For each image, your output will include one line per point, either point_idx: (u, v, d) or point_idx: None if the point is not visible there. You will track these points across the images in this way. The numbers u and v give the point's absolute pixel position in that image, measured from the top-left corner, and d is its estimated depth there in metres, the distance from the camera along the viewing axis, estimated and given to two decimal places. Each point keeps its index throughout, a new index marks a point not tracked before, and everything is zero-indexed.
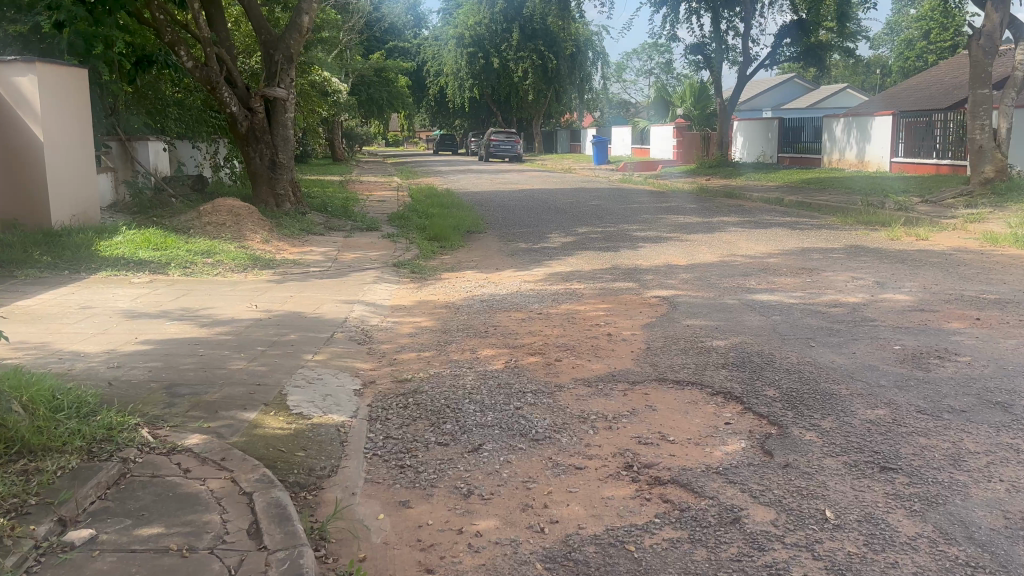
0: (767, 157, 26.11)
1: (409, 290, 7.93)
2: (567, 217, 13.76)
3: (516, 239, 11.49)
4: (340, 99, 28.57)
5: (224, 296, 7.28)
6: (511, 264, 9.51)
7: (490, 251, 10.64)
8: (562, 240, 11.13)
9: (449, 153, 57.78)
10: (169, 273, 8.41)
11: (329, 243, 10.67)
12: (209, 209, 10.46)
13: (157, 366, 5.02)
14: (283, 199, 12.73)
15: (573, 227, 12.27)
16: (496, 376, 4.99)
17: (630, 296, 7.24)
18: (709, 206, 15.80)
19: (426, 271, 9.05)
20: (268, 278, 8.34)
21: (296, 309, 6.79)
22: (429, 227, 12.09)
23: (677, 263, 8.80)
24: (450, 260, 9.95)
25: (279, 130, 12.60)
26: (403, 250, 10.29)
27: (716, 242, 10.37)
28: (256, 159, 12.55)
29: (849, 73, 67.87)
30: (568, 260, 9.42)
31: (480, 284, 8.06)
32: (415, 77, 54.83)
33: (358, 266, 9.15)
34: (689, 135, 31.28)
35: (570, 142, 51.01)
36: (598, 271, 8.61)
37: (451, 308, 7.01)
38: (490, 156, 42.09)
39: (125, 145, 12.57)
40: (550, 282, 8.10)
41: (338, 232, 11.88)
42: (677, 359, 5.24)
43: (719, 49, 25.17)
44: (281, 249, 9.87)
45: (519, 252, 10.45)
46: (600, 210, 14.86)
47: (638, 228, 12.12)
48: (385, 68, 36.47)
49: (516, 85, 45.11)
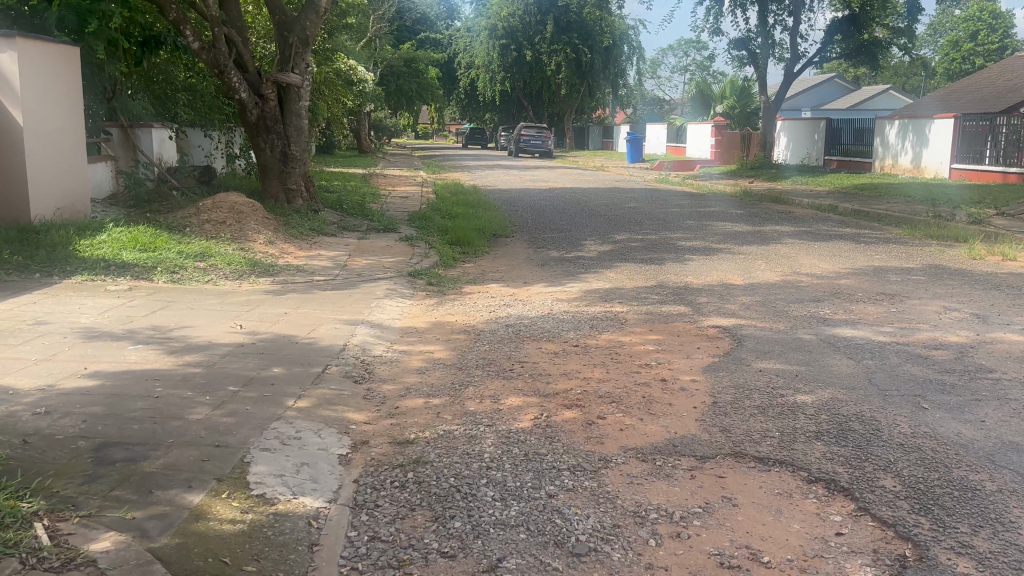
0: (810, 157, 24.56)
1: (424, 308, 6.86)
2: (602, 222, 12.61)
3: (547, 245, 10.40)
4: (367, 89, 27.62)
5: (208, 312, 6.25)
6: (542, 276, 8.42)
7: (518, 259, 9.56)
8: (598, 248, 10.03)
9: (478, 147, 56.74)
10: (153, 279, 7.41)
11: (340, 246, 9.65)
12: (209, 205, 9.45)
13: (96, 413, 3.99)
14: (294, 195, 11.73)
15: (610, 233, 11.14)
16: (522, 439, 3.90)
17: (683, 324, 6.13)
18: (757, 213, 14.59)
19: (446, 283, 7.99)
20: (265, 289, 7.32)
21: (287, 331, 5.74)
22: (451, 230, 11.03)
23: (734, 282, 7.66)
24: (474, 270, 8.89)
25: (292, 119, 11.61)
26: (422, 257, 9.24)
27: (772, 257, 9.21)
28: (266, 151, 11.55)
29: (892, 74, 65.78)
30: (606, 273, 8.32)
31: (506, 303, 6.98)
32: (445, 69, 53.81)
33: (369, 274, 8.11)
34: (729, 134, 29.93)
35: (602, 138, 49.74)
36: (641, 289, 7.50)
37: (471, 334, 5.93)
38: (521, 151, 40.99)
39: (128, 131, 11.77)
40: (587, 302, 7.01)
41: (352, 233, 10.85)
42: (754, 422, 4.12)
43: (765, 45, 23.78)
44: (285, 253, 8.85)
45: (550, 261, 9.37)
46: (638, 215, 13.71)
47: (682, 237, 10.97)
48: (416, 59, 35.48)
49: (549, 79, 43.88)
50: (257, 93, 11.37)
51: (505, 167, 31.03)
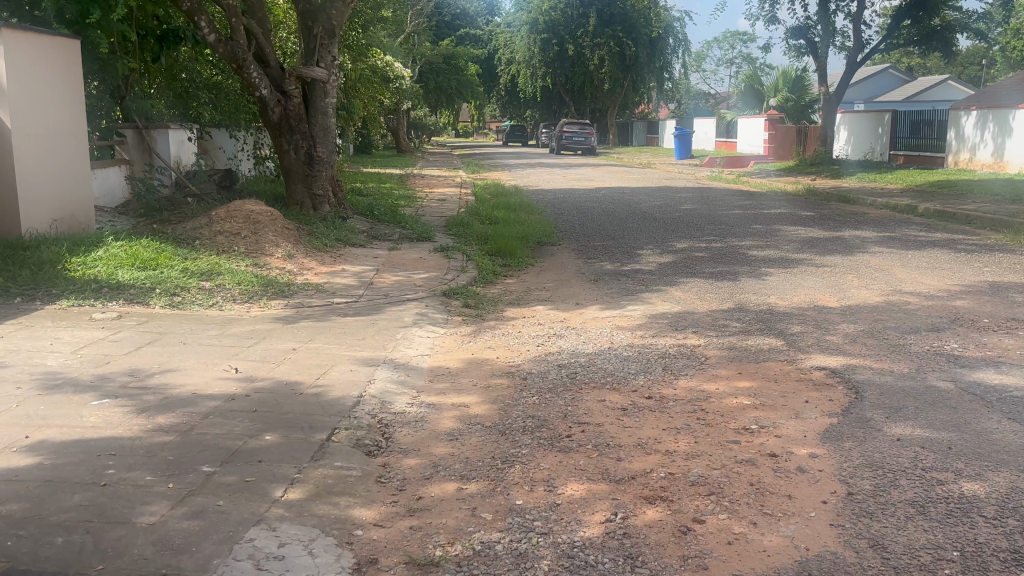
0: (874, 152, 22.84)
1: (460, 339, 5.77)
2: (657, 227, 11.42)
3: (600, 256, 9.28)
4: (404, 86, 26.61)
5: (202, 349, 5.23)
6: (596, 294, 7.29)
7: (568, 273, 8.43)
8: (658, 259, 8.86)
9: (519, 145, 55.66)
10: (150, 304, 6.42)
11: (368, 259, 8.62)
12: (222, 215, 8.48)
13: (13, 515, 2.95)
14: (320, 200, 10.73)
15: (670, 241, 9.97)
16: (592, 562, 2.77)
17: (778, 367, 4.96)
18: (827, 214, 13.26)
19: (486, 305, 6.90)
20: (276, 315, 6.30)
21: (291, 377, 4.68)
22: (493, 239, 9.96)
23: (828, 305, 6.47)
24: (518, 287, 7.79)
25: (318, 118, 10.62)
26: (459, 272, 8.18)
27: (863, 270, 7.96)
28: (289, 153, 10.56)
29: (948, 63, 63.21)
30: (672, 291, 7.17)
31: (559, 333, 5.85)
32: (485, 65, 52.76)
33: (398, 294, 7.05)
34: (784, 129, 28.42)
35: (647, 134, 48.31)
36: (716, 313, 6.32)
37: (516, 377, 4.82)
38: (563, 148, 39.80)
39: (143, 134, 10.78)
40: (654, 331, 5.85)
41: (383, 243, 9.81)
42: (917, 532, 2.95)
43: (826, 33, 22.27)
44: (304, 269, 7.83)
45: (604, 275, 8.22)
46: (697, 218, 12.47)
47: (751, 245, 9.73)
48: (455, 55, 34.49)
49: (592, 74, 42.61)
50: (279, 90, 10.40)
51: (547, 166, 29.89)
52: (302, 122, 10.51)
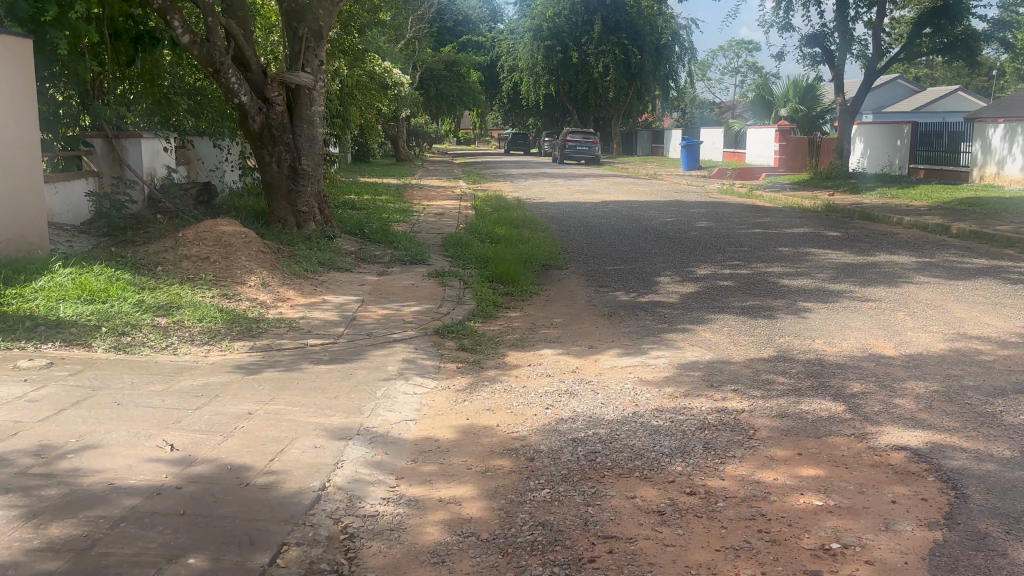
0: (892, 166, 21.89)
1: (454, 396, 4.82)
2: (674, 249, 10.45)
3: (614, 283, 8.35)
4: (402, 92, 25.24)
5: (139, 412, 4.29)
6: (612, 334, 6.32)
7: (578, 305, 7.48)
8: (678, 289, 7.90)
9: (522, 153, 54.67)
10: (91, 347, 5.48)
11: (354, 287, 7.68)
12: (190, 237, 7.55)
13: None
14: (305, 218, 9.78)
15: (689, 266, 9.03)
16: None
17: (845, 445, 4.00)
18: (855, 234, 12.29)
19: (486, 347, 5.96)
20: (239, 362, 5.35)
21: (238, 457, 3.73)
22: (494, 262, 9.02)
23: (886, 354, 5.53)
24: (522, 322, 6.83)
25: (303, 127, 9.70)
26: (456, 303, 7.24)
27: (913, 306, 7.02)
28: (271, 166, 9.62)
29: (956, 72, 62.27)
30: (700, 332, 6.24)
31: (572, 389, 4.90)
32: (488, 71, 51.98)
33: (383, 333, 6.10)
34: (794, 139, 27.53)
35: (652, 143, 47.33)
36: (755, 364, 5.36)
37: (521, 457, 3.87)
38: (566, 157, 38.83)
39: (112, 143, 9.91)
40: (686, 389, 4.90)
41: (372, 266, 8.87)
42: None
43: (843, 42, 21.36)
44: (279, 301, 6.89)
45: (619, 308, 7.25)
46: (716, 238, 11.50)
47: (780, 272, 8.77)
48: (457, 62, 33.56)
49: (597, 82, 41.78)
50: (261, 97, 9.47)
51: (550, 176, 28.98)
52: (285, 132, 9.58)
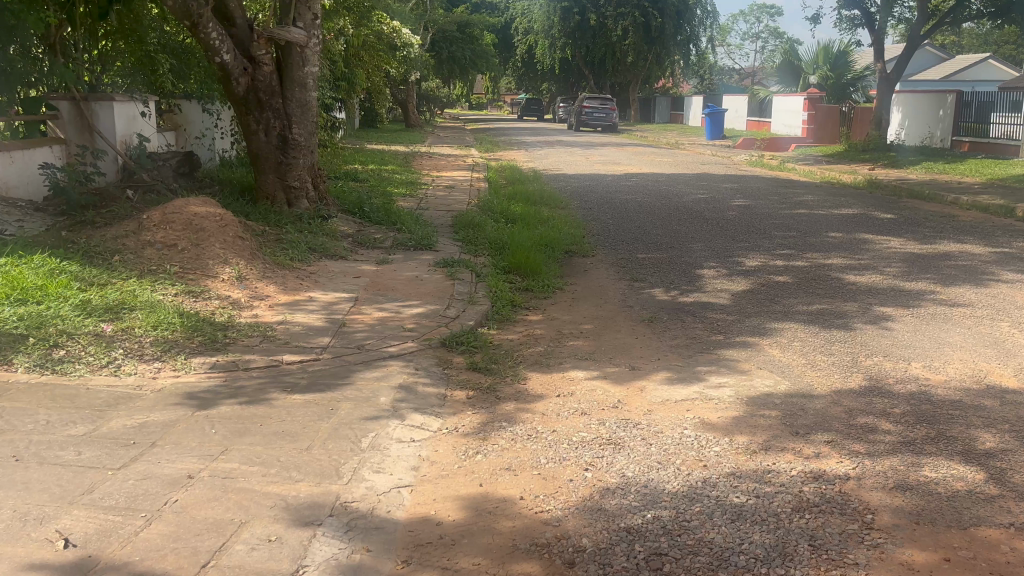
0: (934, 137, 20.45)
1: (462, 445, 3.72)
2: (713, 233, 9.29)
3: (650, 277, 7.21)
4: (411, 55, 23.70)
5: (39, 475, 3.19)
6: (657, 347, 5.20)
7: (610, 304, 6.35)
8: (726, 286, 6.76)
9: (535, 119, 53.21)
10: (10, 364, 4.39)
11: (347, 281, 6.57)
12: (155, 220, 6.43)
13: None
14: (297, 194, 8.62)
15: (735, 257, 7.88)
16: None
17: (1006, 544, 2.88)
18: (911, 216, 11.05)
19: (503, 365, 4.85)
20: (193, 389, 4.24)
21: (157, 561, 2.64)
22: (510, 249, 7.88)
23: (1009, 387, 4.38)
24: (546, 328, 5.71)
25: (295, 91, 8.53)
26: (466, 302, 6.12)
27: (1016, 314, 5.85)
28: (259, 135, 8.45)
29: (985, 40, 60.07)
30: (765, 349, 5.10)
31: (615, 437, 3.79)
32: (502, 34, 50.44)
33: (377, 346, 4.99)
34: (824, 109, 26.14)
35: (671, 110, 45.83)
36: (845, 400, 4.24)
37: (556, 561, 2.76)
38: (582, 125, 37.46)
39: (80, 107, 8.76)
40: (763, 439, 3.79)
41: (371, 253, 7.74)
42: None
43: (884, 5, 19.89)
44: (255, 301, 5.78)
45: (659, 311, 6.12)
46: (758, 220, 10.31)
47: (841, 264, 7.60)
48: (469, 24, 32.13)
49: (615, 46, 40.29)
50: (246, 55, 8.29)
51: (566, 144, 27.73)
52: (274, 96, 8.42)
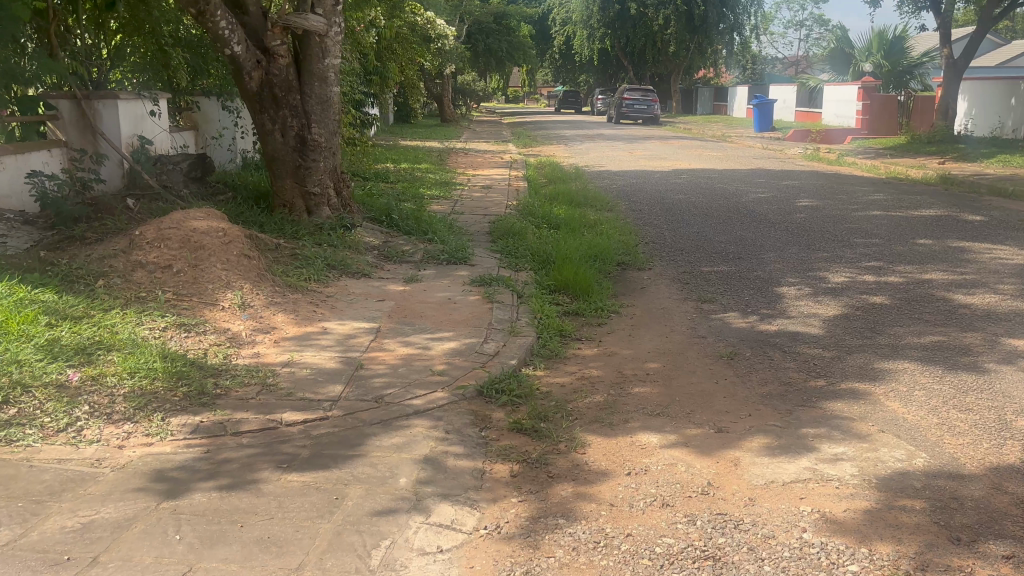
0: (1005, 129, 18.86)
1: (506, 558, 2.78)
2: (783, 241, 8.25)
3: (720, 298, 6.21)
4: (446, 46, 22.84)
5: None
6: (743, 397, 4.23)
7: (677, 334, 5.37)
8: (814, 311, 5.73)
9: (574, 111, 52.14)
10: None
11: (369, 306, 5.67)
12: (149, 236, 5.57)
13: None
14: (316, 202, 7.73)
15: (816, 273, 6.84)
16: None
17: None
18: (1003, 217, 9.86)
19: (554, 424, 3.90)
20: (165, 464, 3.36)
21: None
22: (557, 264, 6.92)
23: None
24: (605, 368, 4.74)
25: (314, 86, 7.62)
26: (507, 333, 5.17)
27: None
28: (274, 135, 7.57)
29: None
30: (883, 402, 4.08)
31: (712, 547, 2.83)
32: (540, 25, 49.46)
33: (399, 399, 4.06)
34: (879, 98, 24.80)
35: (714, 101, 44.42)
36: (1011, 483, 3.22)
37: None
38: (623, 117, 36.33)
39: (82, 106, 7.88)
40: (917, 551, 2.79)
41: (398, 269, 6.83)
42: None
43: None
44: (258, 337, 4.88)
45: (738, 343, 5.12)
46: (831, 223, 9.22)
47: (945, 281, 6.51)
48: (506, 15, 31.20)
49: (656, 36, 39.04)
50: (260, 46, 7.42)
51: (606, 137, 26.68)
52: (291, 92, 7.52)
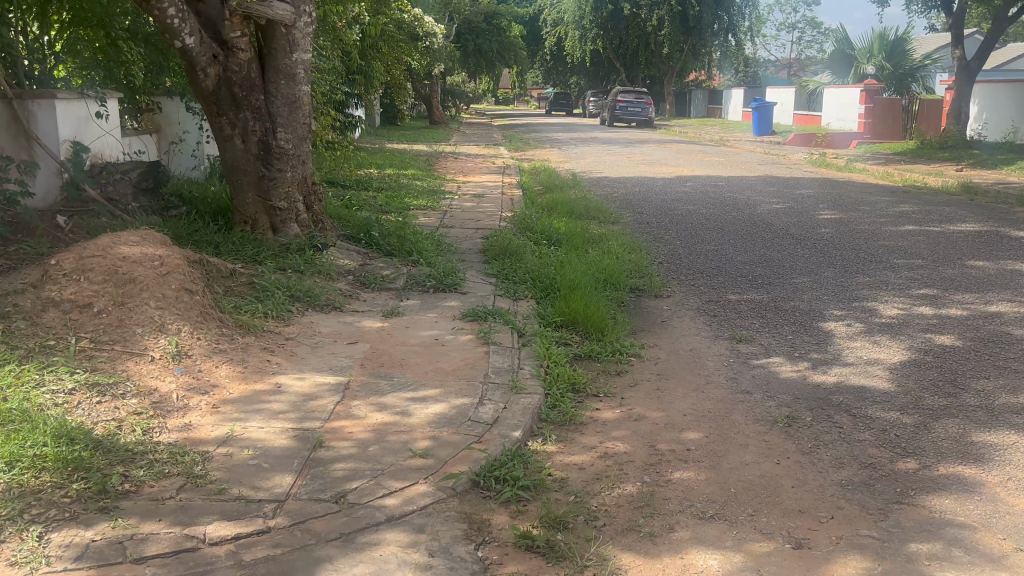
0: (1018, 132, 18.06)
1: None
2: (816, 262, 7.28)
3: (758, 337, 5.24)
4: (435, 45, 21.87)
5: None
6: (819, 490, 3.24)
7: (715, 387, 4.38)
8: (875, 355, 4.76)
9: (565, 114, 51.24)
10: None
11: (339, 351, 4.66)
12: (67, 265, 4.53)
13: None
14: (283, 217, 6.70)
15: (865, 304, 5.88)
16: None
17: None
18: None
19: (573, 537, 2.90)
20: None
21: None
22: (562, 293, 5.94)
23: None
24: (632, 440, 3.75)
25: (280, 84, 6.61)
26: (507, 390, 4.16)
27: None
28: (233, 141, 6.56)
29: None
30: (1006, 497, 3.11)
31: None
32: (530, 26, 48.57)
33: (368, 497, 3.06)
34: (883, 101, 23.97)
35: (708, 104, 43.61)
36: None
37: None
38: (616, 120, 35.44)
39: (15, 108, 6.78)
40: None
41: (376, 299, 5.83)
42: None
43: None
44: (193, 399, 3.87)
45: (794, 402, 4.14)
46: (863, 240, 8.27)
47: (1020, 314, 5.54)
48: (497, 14, 30.23)
49: (650, 37, 38.19)
50: (216, 38, 6.41)
51: (601, 141, 25.79)
52: (253, 91, 6.51)
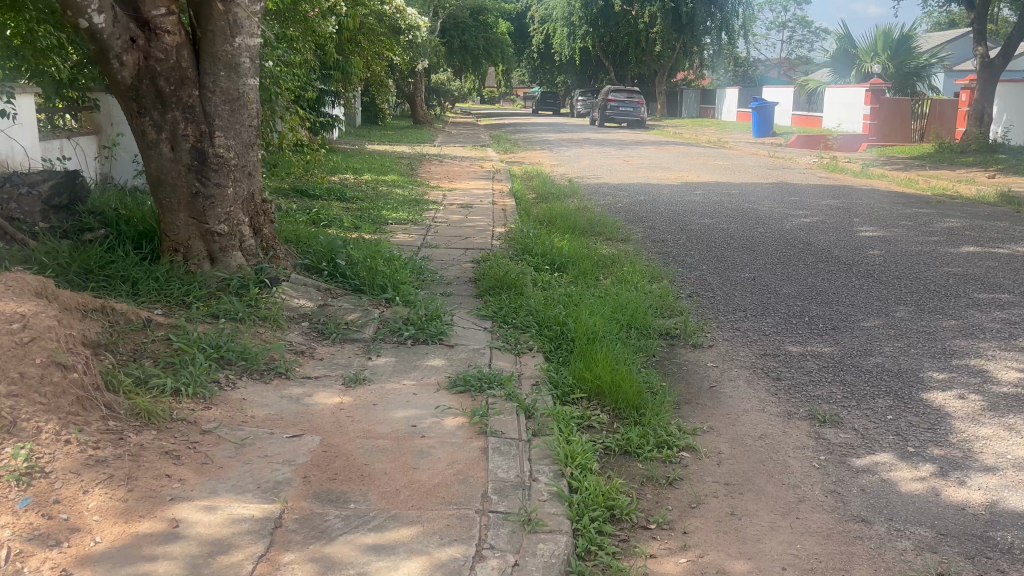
0: None
1: None
2: (879, 297, 6.01)
3: (845, 416, 3.93)
4: (417, 40, 20.48)
5: None
6: None
7: (813, 513, 3.06)
8: (1020, 452, 3.47)
9: (552, 113, 50.00)
10: None
11: (275, 449, 3.30)
12: None
13: None
14: (223, 244, 5.30)
15: (966, 361, 4.59)
16: None
17: None
18: None
19: None
20: None
21: None
22: (577, 350, 4.61)
23: None
24: None
25: (219, 77, 5.22)
26: (518, 523, 2.82)
27: None
28: (158, 148, 5.15)
29: None
30: None
31: None
32: (518, 23, 47.32)
33: None
34: (890, 102, 22.71)
35: (700, 104, 42.48)
36: None
37: None
38: (607, 120, 34.18)
39: None
40: None
41: (337, 356, 4.47)
42: None
43: None
44: (32, 560, 2.48)
45: (939, 543, 2.83)
46: (924, 266, 7.02)
47: None
48: (483, 9, 28.88)
49: (641, 34, 36.94)
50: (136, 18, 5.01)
51: (593, 142, 24.49)
52: (185, 85, 5.12)
